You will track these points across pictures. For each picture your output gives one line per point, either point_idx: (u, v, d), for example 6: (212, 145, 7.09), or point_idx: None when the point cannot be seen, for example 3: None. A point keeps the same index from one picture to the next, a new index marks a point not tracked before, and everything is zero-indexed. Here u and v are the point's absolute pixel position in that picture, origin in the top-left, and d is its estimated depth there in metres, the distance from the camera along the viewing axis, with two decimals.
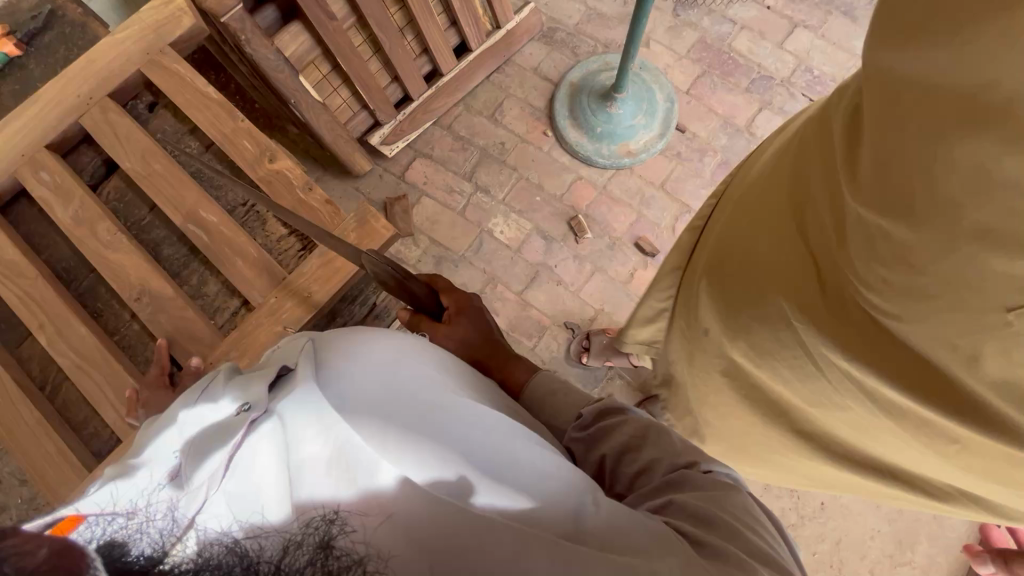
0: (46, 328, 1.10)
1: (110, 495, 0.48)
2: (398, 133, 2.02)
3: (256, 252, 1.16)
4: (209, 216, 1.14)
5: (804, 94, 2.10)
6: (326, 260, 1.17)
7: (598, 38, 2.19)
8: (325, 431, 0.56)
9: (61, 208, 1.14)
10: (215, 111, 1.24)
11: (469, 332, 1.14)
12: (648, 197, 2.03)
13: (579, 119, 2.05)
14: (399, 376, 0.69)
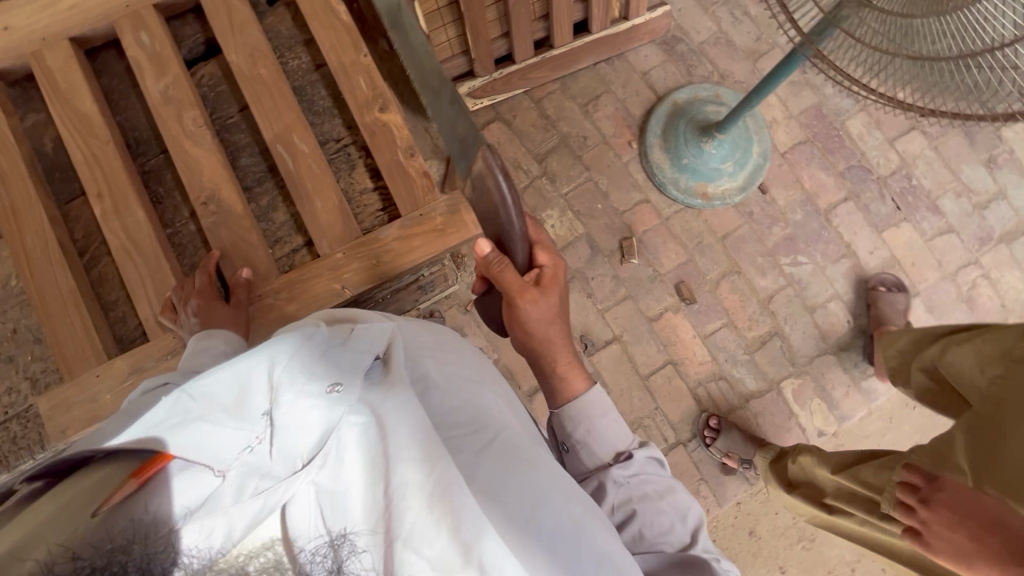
0: (103, 199, 1.03)
1: (213, 449, 0.60)
2: (488, 91, 1.94)
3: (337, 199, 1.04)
4: (302, 143, 1.02)
5: (895, 199, 2.03)
6: (409, 232, 1.03)
7: (717, 66, 2.09)
8: (427, 463, 0.62)
9: (153, 78, 1.05)
10: (339, 35, 1.08)
11: (547, 313, 1.09)
12: (705, 245, 1.98)
13: (670, 143, 1.97)
14: (480, 410, 0.85)
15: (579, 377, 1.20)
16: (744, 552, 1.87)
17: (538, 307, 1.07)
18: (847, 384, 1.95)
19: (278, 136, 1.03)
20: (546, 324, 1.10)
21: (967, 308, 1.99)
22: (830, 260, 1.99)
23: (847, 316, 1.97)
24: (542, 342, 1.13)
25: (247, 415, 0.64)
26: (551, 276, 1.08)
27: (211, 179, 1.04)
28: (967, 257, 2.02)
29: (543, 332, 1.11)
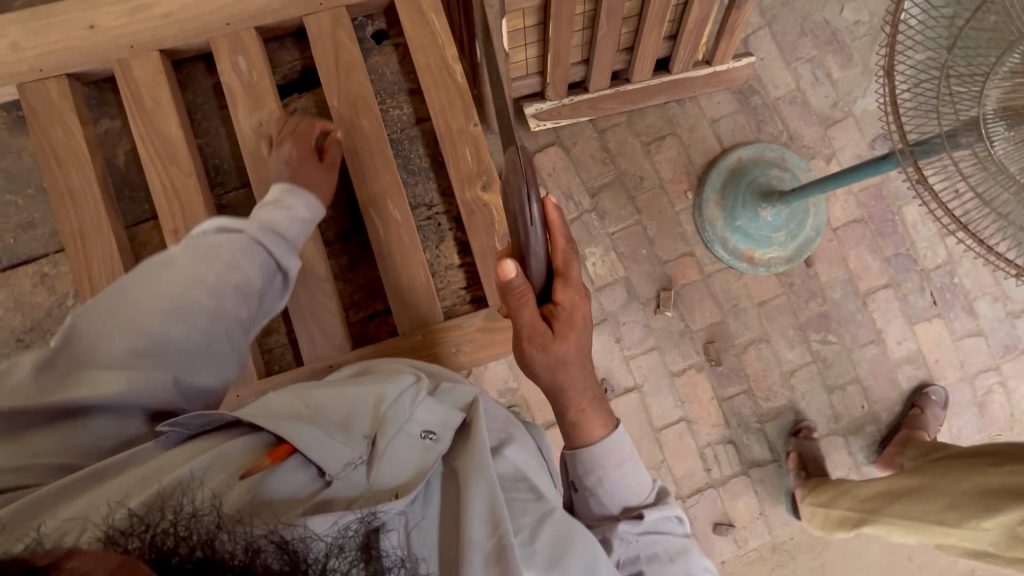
0: (179, 233, 1.15)
1: (328, 455, 0.79)
2: (554, 115, 1.86)
3: (423, 277, 1.15)
4: (393, 210, 1.15)
5: (933, 294, 2.03)
6: (489, 327, 1.14)
7: (789, 126, 2.03)
8: (492, 527, 0.80)
9: (244, 112, 1.16)
10: (451, 98, 1.16)
11: (578, 339, 0.97)
12: (740, 308, 1.97)
13: (726, 201, 1.93)
14: (539, 476, 0.97)
15: (596, 411, 1.08)
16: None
17: (564, 339, 0.95)
18: (848, 466, 1.98)
19: (370, 200, 1.15)
20: (573, 354, 0.97)
21: (977, 412, 2.03)
22: (858, 343, 2.00)
23: (862, 401, 1.99)
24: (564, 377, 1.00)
25: (353, 436, 0.84)
26: (579, 293, 0.96)
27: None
28: (988, 362, 2.04)
29: (572, 367, 0.99)
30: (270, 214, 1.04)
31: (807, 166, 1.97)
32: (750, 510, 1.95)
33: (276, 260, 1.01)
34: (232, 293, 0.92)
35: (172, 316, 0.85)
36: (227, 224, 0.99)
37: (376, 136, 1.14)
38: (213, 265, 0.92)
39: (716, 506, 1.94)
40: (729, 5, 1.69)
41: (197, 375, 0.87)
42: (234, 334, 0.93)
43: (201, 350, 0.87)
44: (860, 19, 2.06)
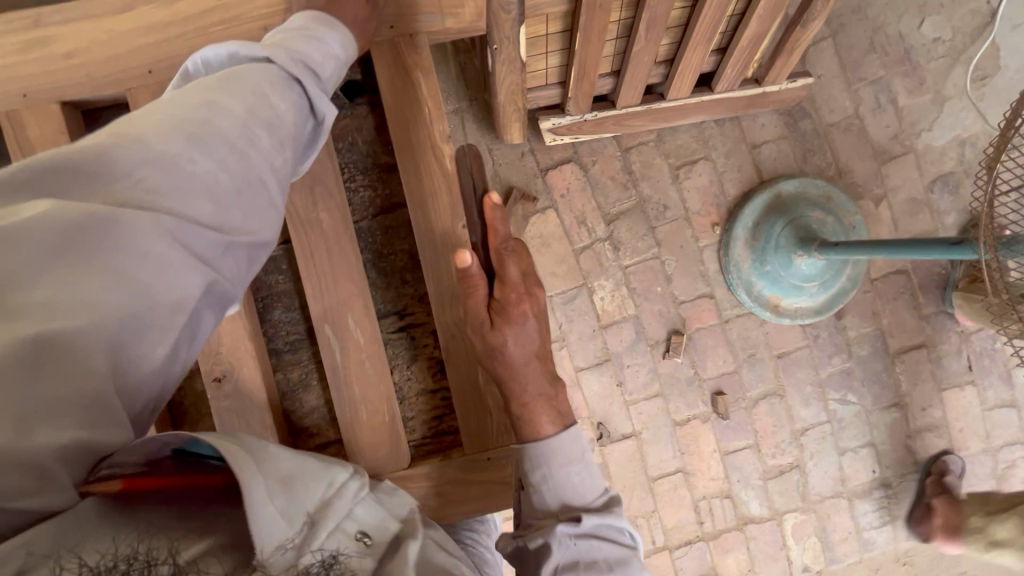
0: None
1: (263, 516, 0.59)
2: (574, 130, 1.63)
3: (387, 408, 1.01)
4: (356, 328, 1.00)
5: (969, 358, 1.86)
6: (464, 481, 1.01)
7: (839, 159, 1.79)
8: None
9: None
10: (436, 190, 1.03)
11: (522, 333, 0.95)
12: (757, 358, 1.81)
13: (757, 241, 1.72)
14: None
15: (551, 412, 0.94)
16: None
17: (503, 329, 0.94)
18: (849, 529, 1.86)
19: (328, 315, 1.00)
20: (518, 343, 0.94)
21: (995, 486, 1.89)
22: (879, 405, 1.85)
23: (873, 466, 1.86)
24: (517, 366, 0.94)
25: (293, 508, 0.64)
26: (522, 292, 0.96)
27: (235, 355, 1.02)
28: (1017, 436, 1.89)
29: (518, 363, 0.94)
30: (300, 44, 0.78)
31: (854, 209, 1.74)
32: (739, 567, 1.82)
33: (311, 104, 0.76)
34: (263, 128, 0.68)
35: (186, 151, 0.61)
36: (253, 52, 0.73)
37: (340, 236, 1.00)
38: (237, 94, 0.67)
39: (704, 561, 1.82)
40: (792, 19, 1.41)
41: (228, 213, 0.63)
42: (278, 175, 0.69)
43: (238, 185, 0.64)
44: (939, 37, 1.78)
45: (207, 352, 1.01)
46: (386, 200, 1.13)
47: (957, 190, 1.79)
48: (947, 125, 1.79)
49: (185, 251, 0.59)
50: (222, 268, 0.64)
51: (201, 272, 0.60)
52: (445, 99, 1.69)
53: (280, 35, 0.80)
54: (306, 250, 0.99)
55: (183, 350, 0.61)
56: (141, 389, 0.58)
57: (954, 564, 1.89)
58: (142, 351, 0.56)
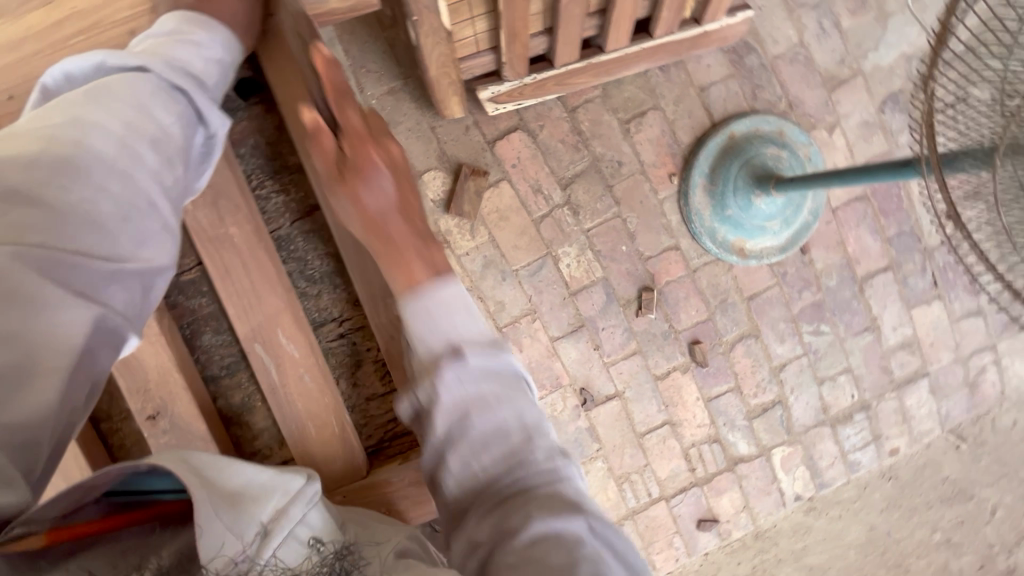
0: None
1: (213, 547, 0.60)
2: (515, 96, 1.56)
3: (332, 415, 1.09)
4: (285, 340, 1.06)
5: (934, 274, 1.89)
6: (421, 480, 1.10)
7: (788, 91, 1.76)
8: None
9: None
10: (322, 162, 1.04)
11: (377, 187, 0.84)
12: (728, 303, 1.81)
13: (715, 187, 1.71)
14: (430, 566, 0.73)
15: (425, 266, 0.80)
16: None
17: (355, 184, 0.84)
18: (835, 454, 1.91)
19: (257, 333, 1.05)
20: (375, 202, 0.84)
21: (968, 393, 1.95)
22: (852, 332, 1.87)
23: (852, 390, 1.90)
24: (379, 219, 0.84)
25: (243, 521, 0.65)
26: (365, 135, 0.87)
27: (167, 390, 1.05)
28: (985, 342, 1.94)
29: (376, 215, 0.84)
30: (176, 50, 0.81)
31: (807, 140, 1.73)
32: (734, 505, 1.87)
33: (198, 116, 0.82)
34: (146, 145, 0.73)
35: (56, 179, 0.65)
36: (124, 62, 0.77)
37: (252, 253, 1.04)
38: (112, 109, 0.72)
39: (700, 504, 1.86)
40: None
41: (112, 241, 0.69)
42: (162, 193, 0.75)
43: (121, 211, 0.70)
44: None
45: (136, 390, 1.04)
46: (300, 203, 1.16)
47: (908, 108, 1.78)
48: (893, 43, 1.76)
49: (69, 282, 0.65)
50: (110, 299, 0.69)
51: (87, 304, 0.66)
52: (378, 79, 1.61)
53: (150, 41, 0.82)
54: (223, 270, 1.04)
55: (85, 384, 0.67)
56: (41, 434, 0.62)
57: (937, 471, 1.97)
58: (36, 389, 0.61)
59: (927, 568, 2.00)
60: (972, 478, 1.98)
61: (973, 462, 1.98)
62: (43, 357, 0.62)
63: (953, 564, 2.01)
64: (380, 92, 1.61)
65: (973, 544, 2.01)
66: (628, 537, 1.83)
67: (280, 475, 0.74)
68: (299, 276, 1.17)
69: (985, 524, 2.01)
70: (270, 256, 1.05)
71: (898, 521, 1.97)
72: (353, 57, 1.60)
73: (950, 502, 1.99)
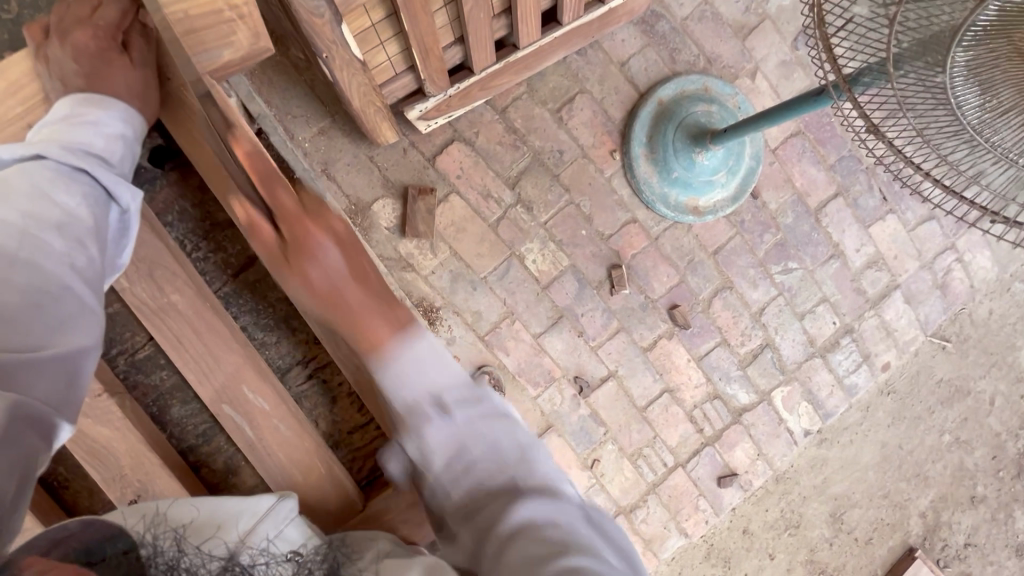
0: None
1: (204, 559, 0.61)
2: (443, 109, 1.58)
3: (319, 459, 1.09)
4: (253, 395, 1.05)
5: (882, 190, 1.95)
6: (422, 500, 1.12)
7: (704, 48, 1.80)
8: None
9: None
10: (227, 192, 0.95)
11: (323, 261, 0.71)
12: (696, 262, 1.84)
13: (655, 154, 1.74)
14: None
15: (387, 324, 0.72)
16: (739, 548, 1.93)
17: (301, 265, 0.71)
18: (831, 383, 1.95)
19: (222, 394, 1.04)
20: (324, 278, 0.71)
21: (941, 295, 2.01)
22: (818, 262, 1.92)
23: (833, 318, 1.94)
24: (332, 295, 0.71)
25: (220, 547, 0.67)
26: (298, 217, 0.72)
27: (143, 471, 1.02)
28: (945, 243, 2.01)
29: (335, 284, 0.72)
30: (73, 133, 0.80)
31: (731, 91, 1.78)
32: (749, 455, 1.90)
33: (107, 193, 0.81)
34: (51, 232, 0.72)
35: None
36: (20, 154, 0.74)
37: (201, 318, 1.02)
38: (10, 203, 0.70)
39: (716, 462, 1.88)
40: None
41: (26, 332, 0.67)
42: (79, 274, 0.73)
43: (33, 296, 0.68)
44: None
45: (115, 480, 1.01)
46: (239, 258, 1.18)
47: None
48: None
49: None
50: (35, 384, 0.66)
51: (6, 393, 0.62)
52: (305, 122, 1.61)
53: (45, 129, 0.80)
54: (175, 341, 1.01)
55: (14, 477, 0.60)
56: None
57: (931, 376, 2.03)
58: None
59: (944, 471, 2.05)
60: (963, 376, 2.04)
61: (962, 359, 2.04)
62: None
63: (968, 461, 2.06)
64: (310, 134, 1.62)
65: (981, 437, 2.07)
66: (654, 510, 1.84)
67: (247, 501, 0.85)
68: (255, 328, 1.20)
69: (986, 415, 2.07)
70: (217, 315, 1.03)
71: (906, 432, 2.02)
72: (276, 106, 1.59)
73: (951, 403, 2.04)
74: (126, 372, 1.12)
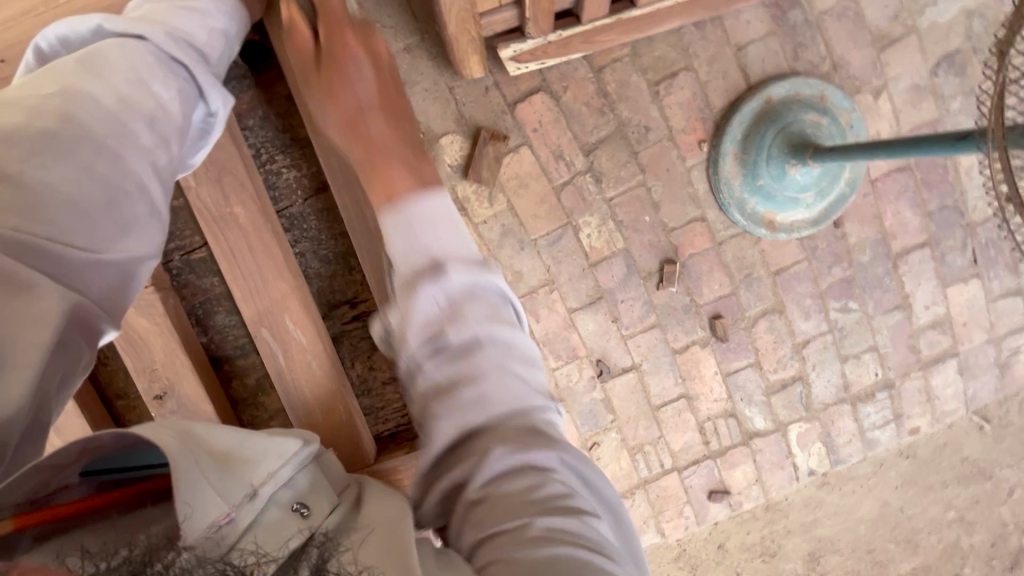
0: None
1: (186, 504, 0.58)
2: (538, 54, 1.46)
3: (338, 400, 1.09)
4: (292, 326, 1.07)
5: (975, 251, 1.80)
6: None
7: (833, 50, 1.63)
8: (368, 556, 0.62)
9: None
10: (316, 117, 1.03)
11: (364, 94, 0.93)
12: (754, 278, 1.76)
13: (745, 156, 1.62)
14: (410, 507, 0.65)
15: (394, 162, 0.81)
16: (710, 560, 1.93)
17: (409, 307, 0.72)
18: (853, 432, 1.87)
19: (263, 317, 1.06)
20: (428, 326, 0.71)
21: (998, 373, 1.89)
22: (881, 309, 1.81)
23: (876, 368, 1.85)
24: (430, 348, 0.70)
25: (230, 485, 0.64)
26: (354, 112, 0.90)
27: (182, 372, 1.07)
28: (1022, 323, 1.86)
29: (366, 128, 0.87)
30: (177, 18, 0.79)
31: (849, 106, 1.62)
32: (747, 477, 1.86)
33: (198, 91, 0.80)
34: (141, 122, 0.70)
35: (37, 159, 0.61)
36: (123, 30, 0.75)
37: (254, 231, 1.03)
38: (109, 81, 0.70)
39: (712, 476, 1.85)
40: None
41: (96, 228, 0.65)
42: (158, 173, 0.73)
43: (106, 195, 0.66)
44: None
45: (143, 370, 1.06)
46: (311, 181, 1.18)
47: (964, 71, 1.65)
48: None
49: (44, 272, 0.60)
50: (88, 288, 0.65)
51: (61, 294, 0.60)
52: (394, 35, 1.53)
53: (148, 6, 0.81)
54: (227, 250, 1.03)
55: (57, 374, 0.62)
56: (6, 435, 0.55)
57: (957, 451, 1.94)
58: (2, 383, 0.55)
59: (937, 544, 1.96)
60: (992, 460, 1.95)
61: (995, 443, 1.94)
62: (13, 353, 0.55)
63: (964, 541, 1.97)
64: (395, 49, 1.53)
65: (988, 524, 1.97)
66: (638, 505, 1.85)
67: (274, 439, 0.73)
68: (313, 257, 1.20)
69: (1000, 503, 1.96)
70: (274, 240, 1.04)
71: (913, 498, 1.94)
72: (368, 13, 1.51)
73: (967, 482, 1.94)
74: (179, 270, 1.15)
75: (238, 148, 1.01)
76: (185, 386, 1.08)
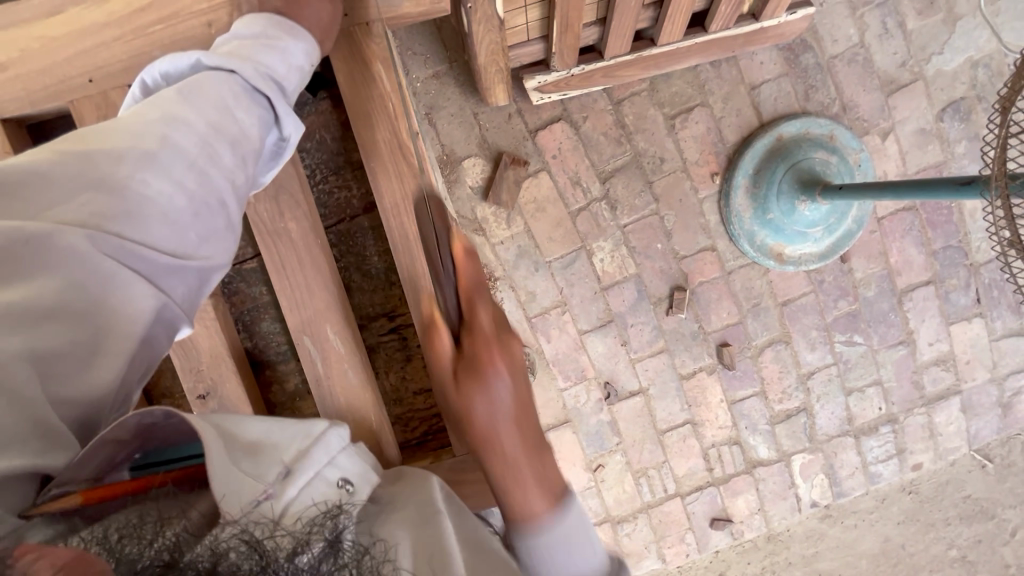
0: None
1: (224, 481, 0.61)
2: (562, 86, 1.53)
3: (370, 410, 1.12)
4: (333, 337, 1.11)
5: (978, 291, 1.84)
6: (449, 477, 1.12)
7: (844, 93, 1.70)
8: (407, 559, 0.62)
9: None
10: (383, 147, 1.09)
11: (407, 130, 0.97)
12: (761, 308, 1.79)
13: (758, 189, 1.67)
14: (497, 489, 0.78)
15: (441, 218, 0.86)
16: None
17: (470, 391, 0.71)
18: (856, 465, 1.89)
19: (306, 326, 1.10)
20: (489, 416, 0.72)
21: (1000, 413, 1.91)
22: (886, 344, 1.84)
23: (880, 403, 1.87)
24: (489, 435, 0.72)
25: (261, 468, 0.67)
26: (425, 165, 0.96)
27: (212, 372, 1.11)
28: None
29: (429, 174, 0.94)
30: (263, 56, 0.83)
31: (859, 147, 1.68)
32: (749, 506, 1.87)
33: (275, 118, 0.83)
34: (224, 144, 0.75)
35: (136, 171, 0.67)
36: (215, 64, 0.79)
37: (307, 242, 1.08)
38: (199, 107, 0.74)
39: (715, 503, 1.86)
40: None
41: (180, 236, 0.70)
42: (236, 189, 0.76)
43: (193, 206, 0.71)
44: None
45: (188, 370, 1.10)
46: (359, 200, 1.24)
47: (969, 117, 1.72)
48: (960, 47, 1.69)
49: (136, 270, 0.66)
50: (171, 291, 0.70)
51: (150, 295, 0.67)
52: (424, 62, 1.60)
53: (236, 42, 0.85)
54: (277, 260, 1.08)
55: (140, 369, 0.70)
56: (96, 415, 0.65)
57: (960, 489, 1.93)
58: (98, 370, 0.64)
59: None
60: (994, 500, 1.94)
61: (998, 483, 1.94)
62: (105, 345, 0.64)
63: None
64: (425, 75, 1.61)
65: (989, 565, 1.96)
66: (640, 529, 1.85)
67: (297, 427, 0.78)
68: (353, 270, 1.25)
69: (1002, 544, 1.96)
70: (324, 254, 1.09)
71: (914, 535, 1.93)
72: (401, 40, 1.59)
73: (969, 521, 1.94)
74: (230, 277, 1.21)
75: (283, 163, 1.07)
76: (211, 385, 1.11)
